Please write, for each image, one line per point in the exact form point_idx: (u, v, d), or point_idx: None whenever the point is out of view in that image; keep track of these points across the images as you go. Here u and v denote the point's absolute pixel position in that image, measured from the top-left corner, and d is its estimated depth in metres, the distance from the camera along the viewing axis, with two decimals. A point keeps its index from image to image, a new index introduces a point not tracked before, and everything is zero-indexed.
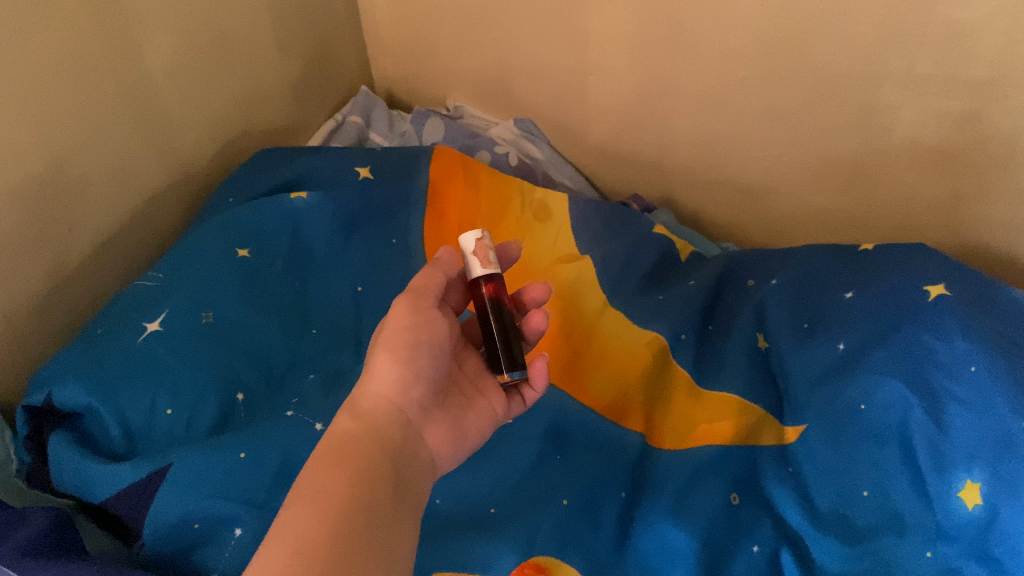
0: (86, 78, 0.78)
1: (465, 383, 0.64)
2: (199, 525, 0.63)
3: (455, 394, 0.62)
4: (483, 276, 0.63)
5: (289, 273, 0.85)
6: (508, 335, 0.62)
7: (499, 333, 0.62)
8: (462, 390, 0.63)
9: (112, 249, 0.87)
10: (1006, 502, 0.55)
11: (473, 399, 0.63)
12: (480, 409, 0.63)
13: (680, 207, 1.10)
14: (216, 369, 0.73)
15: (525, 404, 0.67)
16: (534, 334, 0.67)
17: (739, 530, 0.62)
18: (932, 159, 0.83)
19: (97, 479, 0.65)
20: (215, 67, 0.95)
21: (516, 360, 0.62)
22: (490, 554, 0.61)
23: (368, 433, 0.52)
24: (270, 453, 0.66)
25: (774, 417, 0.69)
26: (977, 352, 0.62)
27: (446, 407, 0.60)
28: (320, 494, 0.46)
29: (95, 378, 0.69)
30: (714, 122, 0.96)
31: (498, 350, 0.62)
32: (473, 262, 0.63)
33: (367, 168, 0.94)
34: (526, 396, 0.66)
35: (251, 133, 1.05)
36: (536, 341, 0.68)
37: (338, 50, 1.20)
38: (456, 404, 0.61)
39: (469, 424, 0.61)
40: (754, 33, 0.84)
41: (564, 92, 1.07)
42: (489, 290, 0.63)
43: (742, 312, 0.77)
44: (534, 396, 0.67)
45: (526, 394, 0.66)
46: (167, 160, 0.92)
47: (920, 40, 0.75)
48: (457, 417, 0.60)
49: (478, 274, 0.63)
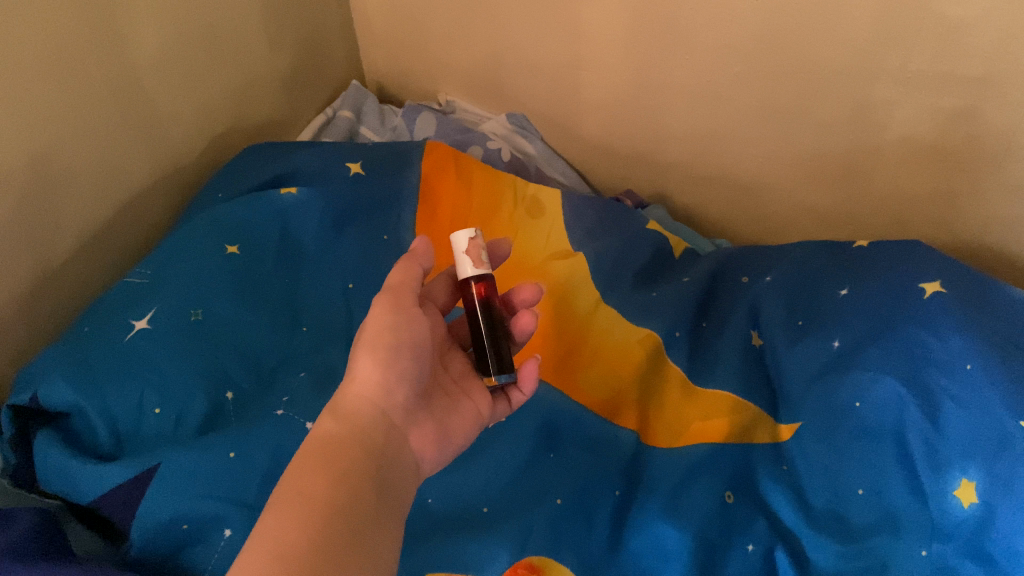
0: (70, 70, 0.76)
1: (451, 385, 0.63)
2: (188, 526, 0.62)
3: (442, 395, 0.61)
4: (475, 276, 0.62)
5: (279, 270, 0.84)
6: (498, 337, 0.62)
7: (489, 335, 0.61)
8: (449, 392, 0.62)
9: (98, 245, 0.86)
10: (1002, 501, 0.55)
11: (459, 401, 0.62)
12: (465, 411, 0.62)
13: (673, 202, 1.09)
14: (205, 368, 0.72)
15: (512, 406, 0.67)
16: (523, 335, 0.66)
17: (733, 529, 0.62)
18: (926, 156, 0.83)
19: (84, 479, 0.64)
20: (202, 60, 0.93)
21: (504, 362, 0.62)
22: (482, 554, 0.60)
23: (350, 436, 0.51)
24: (260, 452, 0.65)
25: (769, 416, 0.69)
26: (972, 350, 0.61)
27: (430, 410, 0.59)
28: (301, 500, 0.45)
29: (83, 376, 0.68)
30: (708, 117, 0.95)
31: (487, 353, 0.61)
32: (466, 262, 0.62)
33: (358, 163, 0.93)
34: (512, 398, 0.66)
35: (239, 128, 1.04)
36: (525, 342, 0.68)
37: (328, 43, 1.18)
38: (441, 406, 0.61)
39: (455, 426, 0.61)
40: (749, 27, 0.84)
41: (557, 86, 1.06)
42: (480, 290, 0.62)
43: (736, 309, 0.77)
44: (520, 399, 0.66)
45: (514, 396, 0.66)
46: (153, 154, 0.90)
47: (914, 35, 0.75)
48: (442, 420, 0.60)
49: (471, 273, 0.62)
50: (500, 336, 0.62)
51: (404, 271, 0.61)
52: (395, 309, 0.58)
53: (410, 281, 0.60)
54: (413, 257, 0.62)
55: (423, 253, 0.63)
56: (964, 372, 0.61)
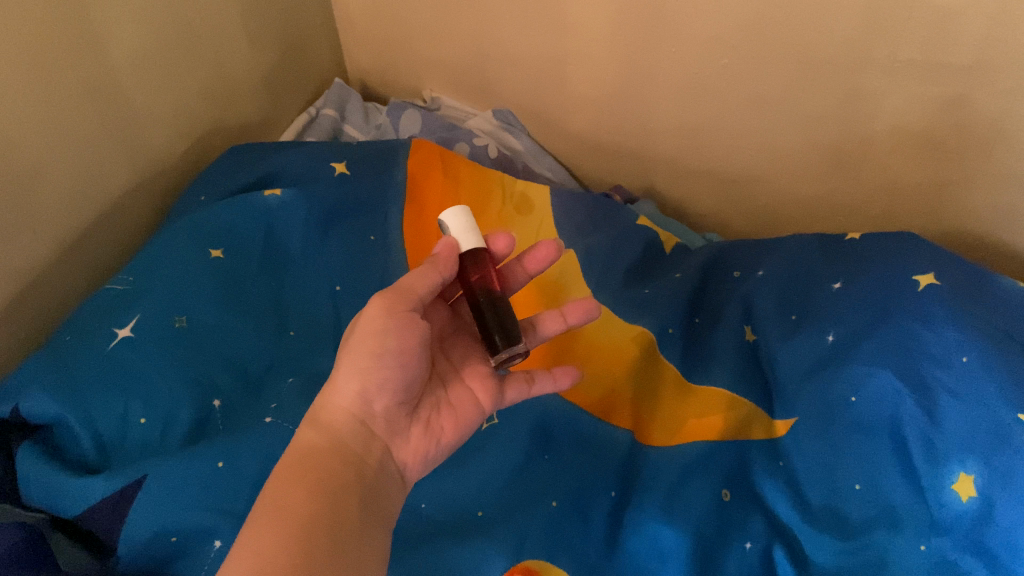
0: (42, 74, 0.74)
1: (445, 380, 0.61)
2: (177, 538, 0.60)
3: (432, 392, 0.60)
4: (468, 252, 0.61)
5: (264, 273, 0.82)
6: (500, 311, 0.60)
7: (491, 310, 0.60)
8: (444, 390, 0.61)
9: (77, 252, 0.84)
10: (1001, 494, 0.55)
11: (454, 396, 0.61)
12: (460, 407, 0.60)
13: (662, 196, 1.09)
14: (191, 376, 0.71)
15: (528, 388, 0.64)
16: (553, 316, 0.67)
17: (730, 527, 0.61)
18: (916, 145, 0.82)
19: (68, 493, 0.62)
20: (181, 61, 0.91)
21: (512, 336, 0.60)
22: (477, 559, 0.59)
23: (329, 447, 0.50)
24: (248, 459, 0.64)
25: (762, 411, 0.68)
26: (967, 342, 0.62)
27: (419, 410, 0.58)
28: (279, 516, 0.44)
29: (66, 388, 0.66)
30: (697, 110, 0.94)
31: (492, 331, 0.60)
32: (468, 236, 0.62)
33: (343, 163, 0.91)
34: (535, 386, 0.64)
35: (220, 130, 1.02)
36: (546, 321, 0.67)
37: (309, 40, 1.16)
38: (430, 405, 0.59)
39: (445, 425, 0.59)
40: (736, 19, 0.82)
41: (543, 81, 1.05)
42: (473, 265, 0.61)
43: (729, 304, 0.76)
44: (547, 387, 0.65)
45: (538, 384, 0.64)
46: (133, 156, 0.88)
47: (904, 25, 0.74)
48: (431, 421, 0.58)
49: (466, 247, 0.61)
50: (509, 308, 0.61)
51: (420, 275, 0.58)
52: (387, 313, 0.55)
53: (422, 287, 0.58)
54: (437, 264, 0.59)
55: (448, 261, 0.60)
56: (961, 365, 0.61)
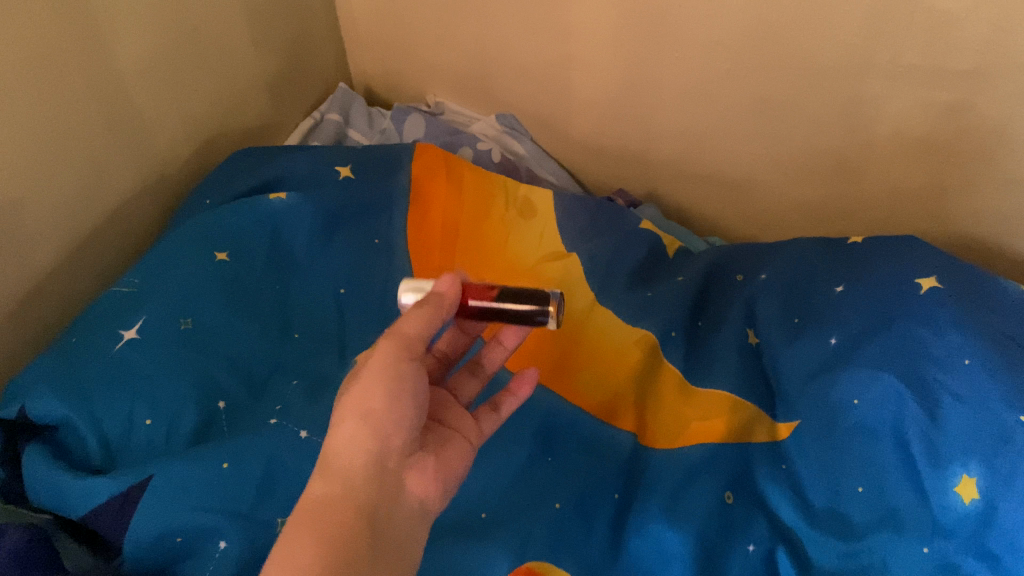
0: (52, 78, 0.75)
1: (437, 423, 0.60)
2: (182, 538, 0.61)
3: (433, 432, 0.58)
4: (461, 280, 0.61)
5: (268, 276, 0.83)
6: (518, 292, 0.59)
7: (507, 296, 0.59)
8: (440, 422, 0.61)
9: (84, 254, 0.85)
10: (1002, 496, 0.56)
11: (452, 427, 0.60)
12: (459, 442, 0.59)
13: (665, 201, 1.10)
14: (196, 378, 0.71)
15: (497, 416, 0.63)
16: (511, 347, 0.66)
17: (734, 530, 0.61)
18: (918, 150, 0.83)
19: (73, 494, 0.62)
20: (187, 65, 0.92)
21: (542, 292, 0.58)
22: (481, 561, 0.60)
23: (338, 441, 0.50)
24: (255, 461, 0.65)
25: (765, 413, 0.69)
26: (970, 346, 0.62)
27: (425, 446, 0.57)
28: None
29: (72, 388, 0.67)
30: (700, 114, 0.95)
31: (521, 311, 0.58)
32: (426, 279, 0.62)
33: (347, 167, 0.92)
34: (502, 408, 0.64)
35: (227, 134, 1.03)
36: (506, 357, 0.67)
37: (314, 45, 1.17)
38: (433, 442, 0.58)
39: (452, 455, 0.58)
40: (738, 24, 0.83)
41: (547, 86, 1.06)
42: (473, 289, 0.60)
43: (731, 307, 0.77)
44: (512, 405, 0.64)
45: (504, 403, 0.64)
46: (141, 159, 0.89)
47: (905, 31, 0.75)
48: (439, 452, 0.57)
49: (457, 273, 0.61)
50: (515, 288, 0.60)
51: (424, 322, 0.55)
52: (398, 359, 0.53)
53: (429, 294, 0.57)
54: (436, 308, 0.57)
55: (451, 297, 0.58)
56: (963, 367, 0.61)
